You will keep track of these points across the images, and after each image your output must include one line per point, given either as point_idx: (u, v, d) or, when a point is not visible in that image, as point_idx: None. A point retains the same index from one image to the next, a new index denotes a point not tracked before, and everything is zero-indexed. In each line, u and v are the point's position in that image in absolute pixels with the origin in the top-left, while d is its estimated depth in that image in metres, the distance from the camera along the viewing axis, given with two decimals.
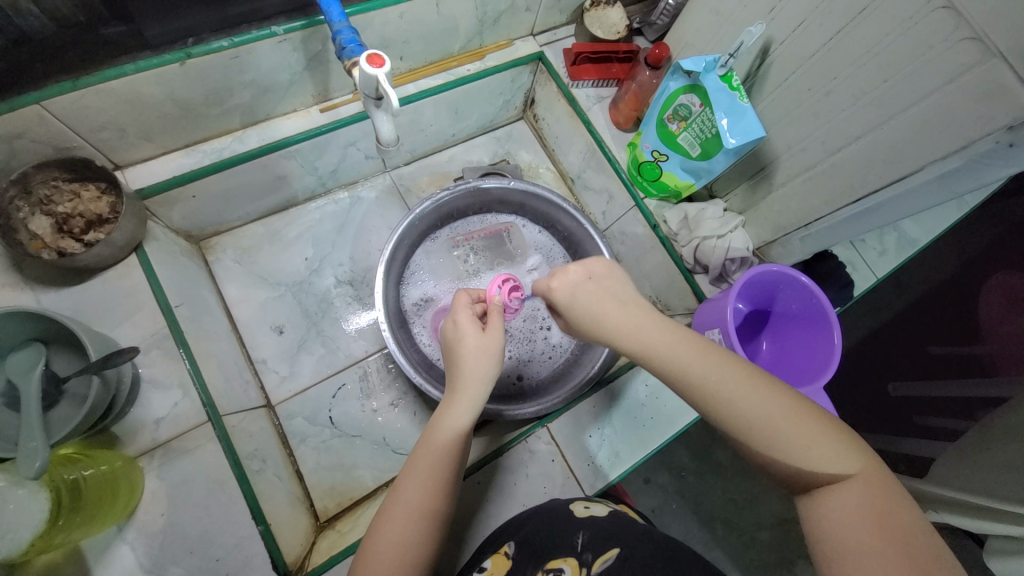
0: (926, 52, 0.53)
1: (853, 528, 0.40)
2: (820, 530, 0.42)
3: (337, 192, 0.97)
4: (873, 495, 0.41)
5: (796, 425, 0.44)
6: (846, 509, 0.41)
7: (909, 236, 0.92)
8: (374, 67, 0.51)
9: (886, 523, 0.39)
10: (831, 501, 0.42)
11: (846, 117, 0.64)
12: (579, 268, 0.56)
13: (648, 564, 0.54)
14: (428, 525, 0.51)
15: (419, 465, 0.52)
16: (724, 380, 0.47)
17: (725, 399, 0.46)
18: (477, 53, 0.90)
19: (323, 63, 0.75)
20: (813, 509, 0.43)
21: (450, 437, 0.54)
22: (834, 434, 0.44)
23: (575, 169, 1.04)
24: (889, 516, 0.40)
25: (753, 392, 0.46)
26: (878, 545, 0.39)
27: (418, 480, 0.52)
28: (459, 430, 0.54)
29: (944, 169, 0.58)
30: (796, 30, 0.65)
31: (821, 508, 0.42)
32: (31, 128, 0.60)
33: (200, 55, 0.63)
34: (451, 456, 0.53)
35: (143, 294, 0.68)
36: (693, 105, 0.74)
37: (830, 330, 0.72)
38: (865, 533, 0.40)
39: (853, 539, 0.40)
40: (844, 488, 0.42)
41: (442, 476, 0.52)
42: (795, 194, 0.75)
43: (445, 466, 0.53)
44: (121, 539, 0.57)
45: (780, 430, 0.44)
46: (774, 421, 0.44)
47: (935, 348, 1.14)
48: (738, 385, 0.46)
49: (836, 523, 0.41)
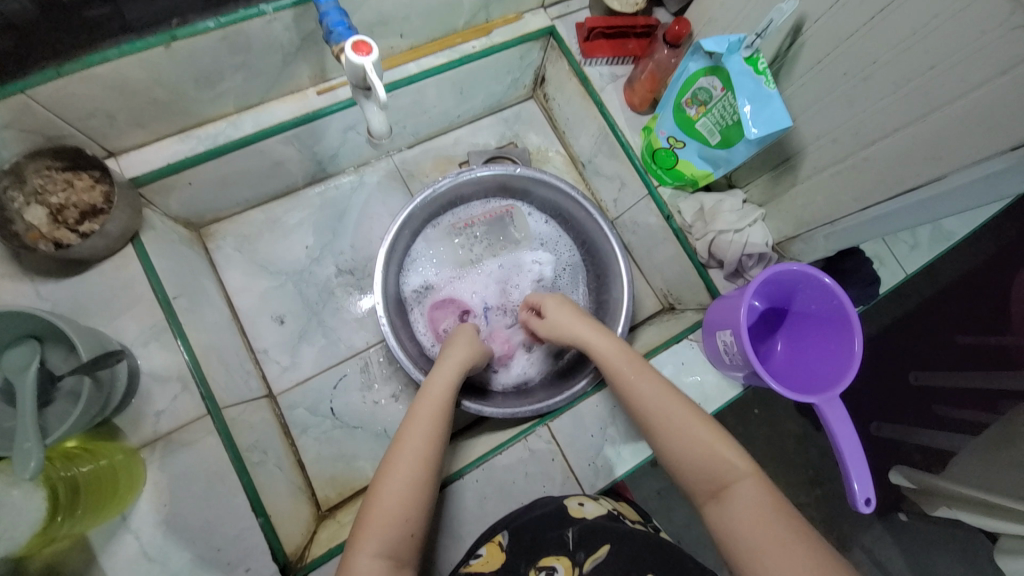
0: (980, 37, 0.47)
1: (749, 513, 0.50)
2: (731, 525, 0.51)
3: (338, 177, 0.94)
4: (763, 494, 0.52)
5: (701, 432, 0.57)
6: (747, 509, 0.51)
7: (945, 229, 0.85)
8: (360, 56, 0.47)
9: (774, 510, 0.50)
10: (733, 498, 0.52)
11: (883, 106, 0.58)
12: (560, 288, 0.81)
13: (634, 556, 0.57)
14: (427, 474, 0.59)
15: (416, 422, 0.62)
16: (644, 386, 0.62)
17: (660, 410, 0.60)
18: (482, 28, 0.85)
19: (318, 43, 0.71)
20: (722, 509, 0.52)
21: (435, 401, 0.65)
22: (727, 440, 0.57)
23: (586, 153, 0.98)
24: (777, 505, 0.51)
25: (669, 396, 0.61)
26: (769, 526, 0.49)
27: (416, 433, 0.61)
28: (446, 395, 0.66)
29: (990, 169, 0.52)
30: (833, 6, 0.58)
31: (730, 510, 0.52)
32: (18, 117, 0.58)
33: (186, 37, 0.60)
34: (438, 416, 0.63)
35: (140, 286, 0.68)
36: (715, 88, 0.68)
37: (851, 333, 0.68)
38: (761, 518, 0.50)
39: (756, 526, 0.49)
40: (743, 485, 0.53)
41: (436, 429, 0.62)
42: (820, 189, 0.69)
43: (437, 424, 0.63)
44: (125, 529, 0.59)
45: (700, 442, 0.56)
46: (689, 431, 0.57)
47: (963, 337, 1.09)
48: (659, 391, 0.61)
49: (741, 518, 0.50)
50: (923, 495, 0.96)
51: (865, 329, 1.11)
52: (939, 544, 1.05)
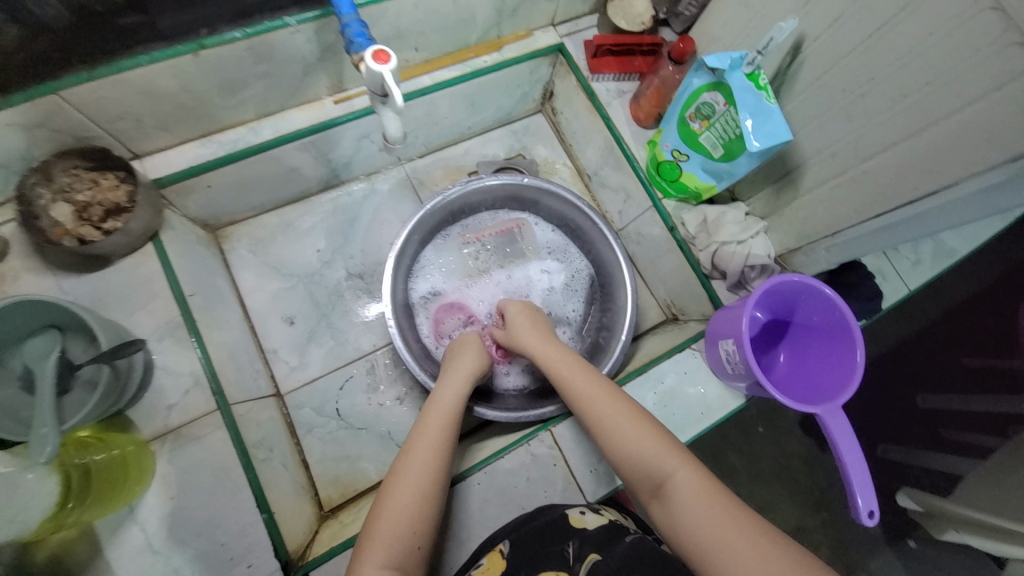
0: (972, 55, 0.49)
1: (684, 507, 0.50)
2: (674, 521, 0.50)
3: (351, 184, 0.97)
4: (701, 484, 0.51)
5: (632, 428, 0.57)
6: (686, 503, 0.50)
7: (947, 246, 0.86)
8: (379, 64, 0.49)
9: (711, 497, 0.50)
10: (673, 492, 0.52)
11: (881, 121, 0.59)
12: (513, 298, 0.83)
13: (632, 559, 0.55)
14: (438, 484, 0.59)
15: (428, 433, 0.62)
16: (584, 388, 0.63)
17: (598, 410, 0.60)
18: (494, 44, 0.88)
19: (337, 55, 0.74)
20: (665, 506, 0.52)
21: (444, 411, 0.65)
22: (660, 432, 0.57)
23: (593, 165, 1.00)
24: (714, 491, 0.50)
25: (601, 397, 0.61)
26: (705, 518, 0.48)
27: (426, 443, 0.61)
28: (456, 406, 0.66)
29: (986, 183, 0.53)
30: (831, 26, 0.61)
31: (670, 505, 0.51)
32: (51, 118, 0.61)
33: (213, 46, 0.63)
34: (449, 428, 0.63)
35: (158, 283, 0.70)
36: (717, 103, 0.71)
37: (853, 343, 0.68)
38: (699, 510, 0.49)
39: (697, 521, 0.48)
40: (680, 476, 0.52)
41: (447, 441, 0.62)
42: (821, 202, 0.71)
43: (447, 434, 0.63)
44: (131, 520, 0.60)
45: (633, 438, 0.56)
46: (624, 426, 0.57)
47: (970, 360, 1.10)
48: (596, 390, 0.62)
49: (682, 514, 0.50)
50: (932, 519, 0.94)
51: (869, 345, 1.12)
52: (946, 566, 1.03)
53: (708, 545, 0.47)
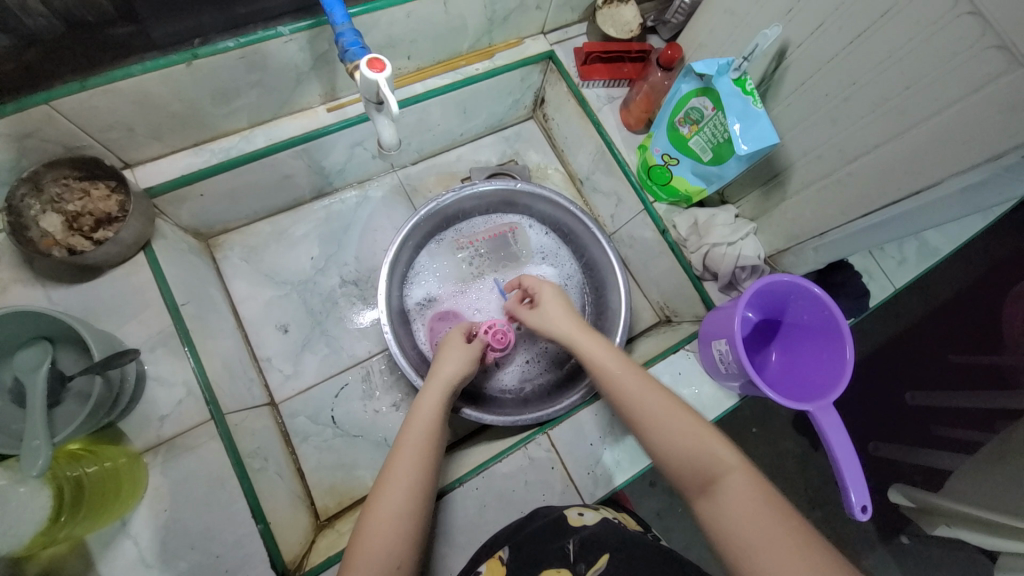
0: (950, 60, 0.51)
1: (738, 510, 0.48)
2: (718, 518, 0.48)
3: (344, 191, 0.97)
4: (752, 485, 0.49)
5: (680, 427, 0.56)
6: (733, 500, 0.48)
7: (931, 245, 0.88)
8: (374, 72, 0.49)
9: (762, 499, 0.48)
10: (719, 489, 0.50)
11: (864, 124, 0.61)
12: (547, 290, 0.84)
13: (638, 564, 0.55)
14: (418, 500, 0.57)
15: (406, 448, 0.60)
16: (630, 380, 0.62)
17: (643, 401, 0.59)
18: (485, 52, 0.89)
19: (330, 63, 0.75)
20: (709, 502, 0.50)
21: (423, 424, 0.63)
22: (710, 434, 0.55)
23: (584, 170, 1.02)
24: (767, 497, 0.48)
25: (648, 391, 0.60)
26: (759, 519, 0.46)
27: (405, 458, 0.59)
28: (434, 416, 0.64)
29: (965, 183, 0.55)
30: (813, 32, 0.62)
31: (716, 502, 0.49)
32: (41, 128, 0.60)
33: (207, 55, 0.63)
34: (430, 439, 0.61)
35: (149, 293, 0.69)
36: (705, 108, 0.72)
37: (842, 341, 0.70)
38: (747, 509, 0.47)
39: (744, 518, 0.47)
40: (733, 477, 0.50)
41: (426, 453, 0.60)
42: (809, 203, 0.72)
43: (426, 447, 0.61)
44: (124, 534, 0.59)
45: (682, 433, 0.55)
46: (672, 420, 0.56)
47: (954, 356, 1.12)
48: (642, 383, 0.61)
49: (727, 510, 0.48)
50: (925, 514, 0.96)
51: (858, 343, 1.14)
52: (938, 561, 1.04)
53: (756, 547, 0.44)
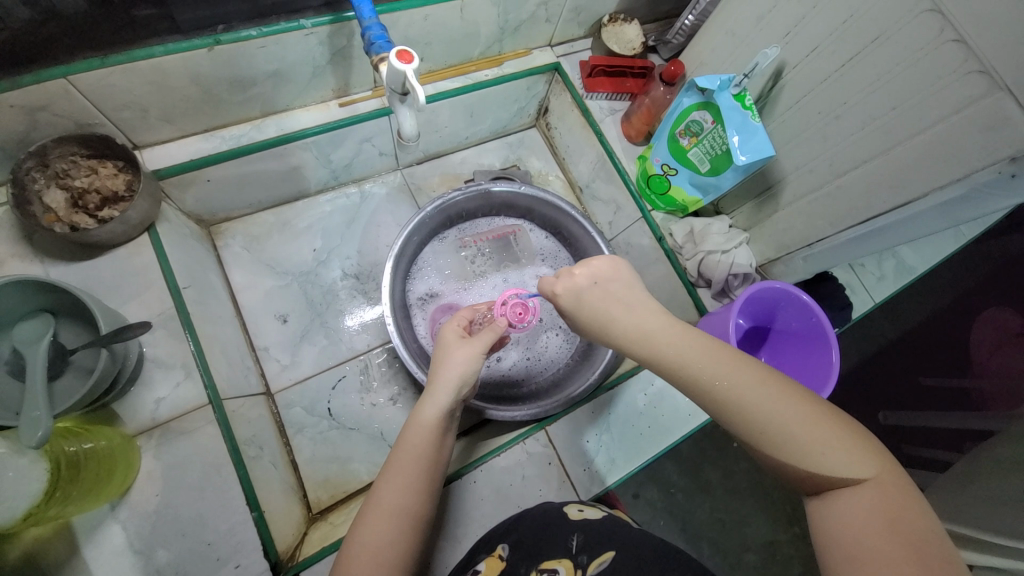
0: (934, 82, 0.55)
1: (861, 528, 0.37)
2: (833, 534, 0.38)
3: (348, 186, 0.98)
4: (886, 500, 0.38)
5: (800, 424, 0.40)
6: (856, 515, 0.38)
7: (907, 263, 0.94)
8: (402, 63, 0.51)
9: (898, 520, 0.37)
10: (840, 501, 0.39)
11: (853, 141, 0.66)
12: (584, 272, 0.52)
13: (646, 564, 0.54)
14: (406, 525, 0.52)
15: (396, 466, 0.53)
16: (719, 378, 0.43)
17: (734, 402, 0.43)
18: (495, 59, 0.92)
19: (347, 59, 0.76)
20: (824, 512, 0.40)
21: (416, 441, 0.55)
22: (845, 428, 0.41)
23: (585, 178, 1.05)
24: (903, 515, 0.37)
25: (753, 390, 0.42)
26: (892, 550, 0.35)
27: (393, 479, 0.53)
28: (432, 427, 0.55)
29: (946, 198, 0.59)
30: (808, 55, 0.67)
31: (834, 514, 0.39)
32: (55, 102, 0.60)
33: (229, 42, 0.64)
34: (426, 458, 0.54)
35: (151, 274, 0.68)
36: (705, 121, 0.76)
37: (827, 347, 0.74)
38: (876, 531, 0.37)
39: (866, 543, 0.37)
40: (859, 489, 0.39)
41: (417, 473, 0.53)
42: (800, 215, 0.76)
43: (418, 467, 0.54)
44: (113, 518, 0.57)
45: (795, 434, 0.40)
46: (778, 421, 0.41)
47: (926, 379, 1.16)
48: (736, 379, 0.43)
49: (846, 528, 0.38)
50: None
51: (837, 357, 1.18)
52: None
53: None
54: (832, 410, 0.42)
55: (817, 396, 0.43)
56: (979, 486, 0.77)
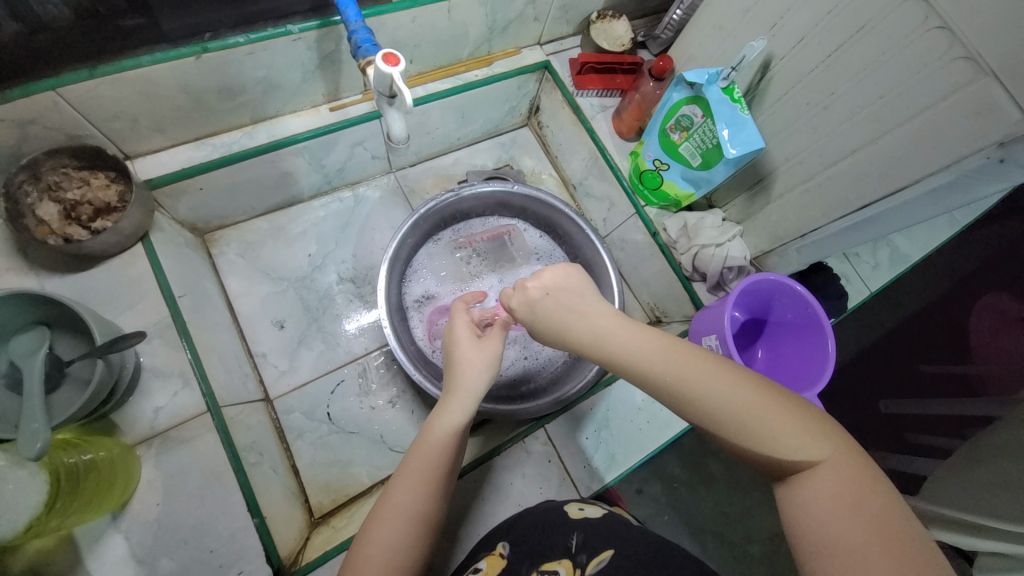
0: (922, 69, 0.56)
1: (824, 511, 0.37)
2: (798, 520, 0.38)
3: (341, 191, 0.98)
4: (845, 480, 0.38)
5: (755, 412, 0.41)
6: (818, 499, 0.38)
7: (902, 252, 0.94)
8: (389, 66, 0.51)
9: (856, 500, 0.37)
10: (803, 486, 0.39)
11: (841, 131, 0.66)
12: (535, 283, 0.52)
13: (646, 562, 0.54)
14: (419, 530, 0.52)
15: (412, 470, 0.53)
16: (678, 373, 0.43)
17: (694, 395, 0.43)
18: (485, 59, 0.92)
19: (336, 63, 0.76)
20: (789, 498, 0.40)
21: (432, 446, 0.54)
22: (802, 412, 0.41)
23: (577, 175, 1.05)
24: (861, 494, 0.37)
25: (711, 382, 0.42)
26: (854, 532, 0.36)
27: (409, 484, 0.52)
28: (451, 433, 0.55)
29: (936, 184, 0.59)
30: (795, 47, 0.68)
31: (797, 500, 0.39)
32: (44, 114, 0.60)
33: (216, 50, 0.64)
34: (442, 464, 0.54)
35: (146, 284, 0.69)
36: (695, 116, 0.77)
37: (822, 337, 0.74)
38: (837, 513, 0.37)
39: (830, 526, 0.37)
40: (819, 472, 0.39)
41: (435, 480, 0.53)
42: (792, 206, 0.77)
43: (437, 473, 0.54)
44: (114, 528, 0.57)
45: (754, 422, 0.40)
46: (737, 412, 0.41)
47: (925, 366, 1.16)
48: (694, 373, 0.43)
49: (811, 513, 0.38)
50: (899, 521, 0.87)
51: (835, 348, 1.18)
52: None
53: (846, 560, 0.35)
54: (787, 396, 0.42)
55: (771, 382, 0.43)
56: (979, 472, 0.78)
